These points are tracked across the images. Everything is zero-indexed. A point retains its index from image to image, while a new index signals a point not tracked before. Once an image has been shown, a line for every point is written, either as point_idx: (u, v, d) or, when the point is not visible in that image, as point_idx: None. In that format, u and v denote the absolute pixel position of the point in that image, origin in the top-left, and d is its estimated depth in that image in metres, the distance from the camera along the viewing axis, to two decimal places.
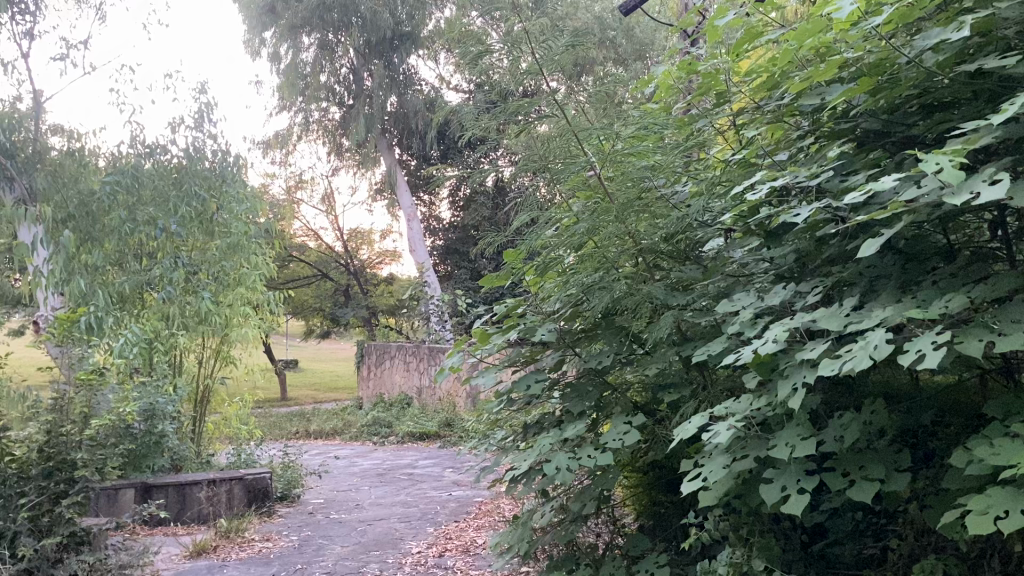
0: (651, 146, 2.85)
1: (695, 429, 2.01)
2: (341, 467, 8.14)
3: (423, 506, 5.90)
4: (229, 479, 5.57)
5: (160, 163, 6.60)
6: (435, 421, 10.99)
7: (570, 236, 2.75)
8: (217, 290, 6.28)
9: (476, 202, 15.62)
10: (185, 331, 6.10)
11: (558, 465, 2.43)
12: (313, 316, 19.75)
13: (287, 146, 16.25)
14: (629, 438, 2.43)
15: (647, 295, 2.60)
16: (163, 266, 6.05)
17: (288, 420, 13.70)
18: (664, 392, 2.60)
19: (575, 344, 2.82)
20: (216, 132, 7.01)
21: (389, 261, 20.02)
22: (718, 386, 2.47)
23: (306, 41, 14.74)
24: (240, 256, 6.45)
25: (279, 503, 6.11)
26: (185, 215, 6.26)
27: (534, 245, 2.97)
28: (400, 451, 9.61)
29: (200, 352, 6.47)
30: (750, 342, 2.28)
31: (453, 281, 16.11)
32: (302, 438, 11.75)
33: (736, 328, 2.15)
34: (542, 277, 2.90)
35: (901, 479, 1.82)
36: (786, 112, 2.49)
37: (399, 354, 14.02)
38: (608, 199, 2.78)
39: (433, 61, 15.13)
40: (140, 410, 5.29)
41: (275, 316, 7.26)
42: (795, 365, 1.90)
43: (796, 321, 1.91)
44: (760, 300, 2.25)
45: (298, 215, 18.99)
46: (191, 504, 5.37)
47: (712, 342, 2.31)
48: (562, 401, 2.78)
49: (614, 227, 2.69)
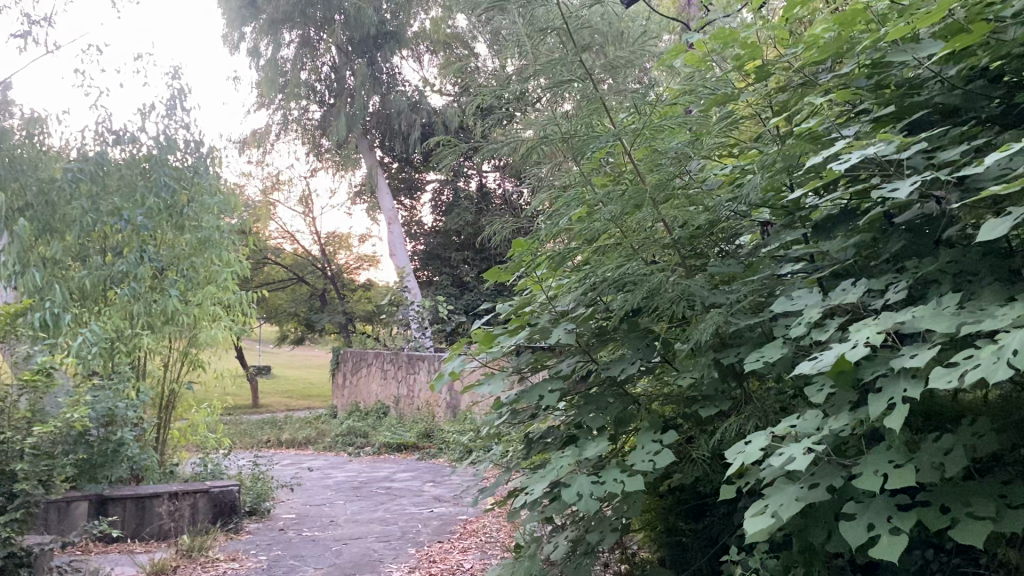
0: (683, 123, 2.50)
1: (757, 451, 1.63)
2: (316, 479, 7.72)
3: (404, 523, 5.49)
4: (193, 492, 5.14)
5: (129, 154, 5.99)
6: (413, 431, 10.54)
7: (591, 224, 2.39)
8: (186, 287, 5.91)
9: (459, 206, 15.29)
10: (149, 332, 5.69)
11: (579, 490, 2.03)
12: (288, 321, 19.20)
13: (264, 145, 15.74)
14: (660, 462, 2.05)
15: (684, 291, 2.22)
16: (128, 260, 5.62)
17: (258, 428, 13.22)
18: (698, 406, 2.24)
19: (593, 350, 2.43)
20: (189, 121, 6.59)
21: (367, 266, 19.59)
22: (766, 401, 2.11)
23: (287, 37, 14.32)
24: (209, 253, 6.07)
25: (248, 518, 5.69)
26: (153, 207, 5.85)
27: (544, 232, 2.57)
28: (375, 462, 9.18)
29: (166, 354, 6.05)
30: (810, 347, 1.93)
31: (433, 287, 15.68)
32: (272, 449, 11.28)
33: (801, 328, 1.80)
34: (555, 272, 2.52)
35: (1020, 520, 1.47)
36: (845, 84, 2.17)
37: (376, 361, 13.58)
38: (637, 180, 2.38)
39: (418, 62, 14.77)
40: (98, 415, 4.86)
41: (248, 318, 6.83)
42: (887, 376, 1.54)
43: (888, 320, 1.56)
44: (824, 299, 1.90)
45: (275, 216, 18.48)
46: (151, 519, 4.93)
47: (765, 348, 1.95)
48: (575, 414, 2.40)
49: (646, 211, 2.31)
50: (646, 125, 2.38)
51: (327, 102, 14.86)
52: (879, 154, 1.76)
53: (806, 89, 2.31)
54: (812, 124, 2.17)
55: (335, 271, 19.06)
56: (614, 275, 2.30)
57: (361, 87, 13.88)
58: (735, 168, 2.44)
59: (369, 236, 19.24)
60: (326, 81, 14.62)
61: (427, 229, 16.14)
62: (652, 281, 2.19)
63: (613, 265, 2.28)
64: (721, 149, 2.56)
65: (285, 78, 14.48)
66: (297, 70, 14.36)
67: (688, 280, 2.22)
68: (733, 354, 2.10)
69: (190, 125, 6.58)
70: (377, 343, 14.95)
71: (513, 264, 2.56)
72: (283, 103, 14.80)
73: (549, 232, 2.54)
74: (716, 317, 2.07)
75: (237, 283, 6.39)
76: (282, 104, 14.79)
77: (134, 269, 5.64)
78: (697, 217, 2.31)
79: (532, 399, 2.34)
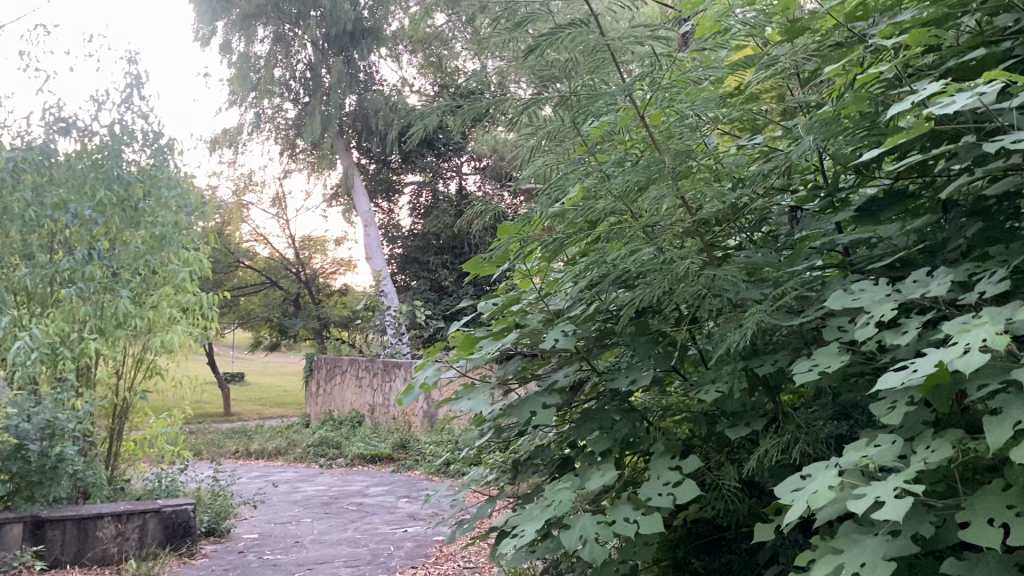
0: (703, 84, 2.08)
1: (826, 492, 1.22)
2: (283, 494, 7.26)
3: (375, 545, 5.06)
4: (142, 513, 4.71)
5: (80, 143, 5.47)
6: (388, 441, 10.07)
7: (594, 204, 1.97)
8: (140, 288, 5.52)
9: (438, 208, 15.00)
10: (98, 336, 5.23)
11: (582, 534, 1.60)
12: (261, 327, 18.66)
13: (235, 145, 15.24)
14: (681, 497, 1.63)
15: (711, 285, 1.81)
16: (74, 257, 5.16)
17: (227, 437, 12.73)
18: (723, 426, 1.83)
19: (593, 356, 2.01)
20: (148, 109, 6.13)
21: (344, 271, 19.11)
22: (810, 420, 1.71)
23: (261, 33, 13.97)
24: (166, 250, 5.65)
25: (205, 539, 5.23)
26: (103, 200, 5.37)
27: (540, 214, 2.15)
28: (348, 475, 8.71)
29: (119, 361, 5.59)
30: (873, 354, 1.53)
31: (410, 292, 15.24)
32: (241, 460, 10.79)
33: (871, 328, 1.40)
34: (549, 261, 2.10)
35: None
36: (905, 31, 1.75)
37: (350, 369, 13.13)
38: (651, 148, 1.95)
39: (396, 62, 14.41)
40: (35, 428, 4.36)
41: (209, 321, 6.38)
42: (1008, 394, 1.14)
43: (1008, 316, 1.16)
44: (892, 292, 1.50)
45: (248, 218, 17.95)
46: (92, 544, 4.48)
47: (818, 355, 1.54)
48: (573, 434, 1.98)
49: (663, 188, 1.89)
50: (661, 83, 1.94)
51: (302, 100, 14.43)
52: (981, 98, 1.34)
53: (844, 49, 1.93)
54: (869, 80, 1.75)
55: (310, 275, 18.53)
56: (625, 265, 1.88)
57: (336, 85, 13.47)
58: (767, 141, 2.03)
59: (345, 239, 18.77)
60: (300, 79, 14.21)
61: (405, 232, 15.70)
62: (673, 271, 1.77)
63: (623, 253, 1.86)
64: (747, 120, 2.13)
65: (259, 75, 14.10)
66: (270, 66, 13.94)
67: (714, 272, 1.81)
68: (771, 364, 1.70)
69: (149, 114, 6.12)
70: (353, 349, 14.48)
71: (497, 253, 2.14)
72: (255, 101, 14.33)
73: (542, 215, 2.12)
74: (754, 319, 1.67)
75: (197, 284, 5.95)
76: (255, 102, 14.32)
77: (82, 266, 5.19)
78: (725, 195, 1.89)
79: (523, 417, 1.90)
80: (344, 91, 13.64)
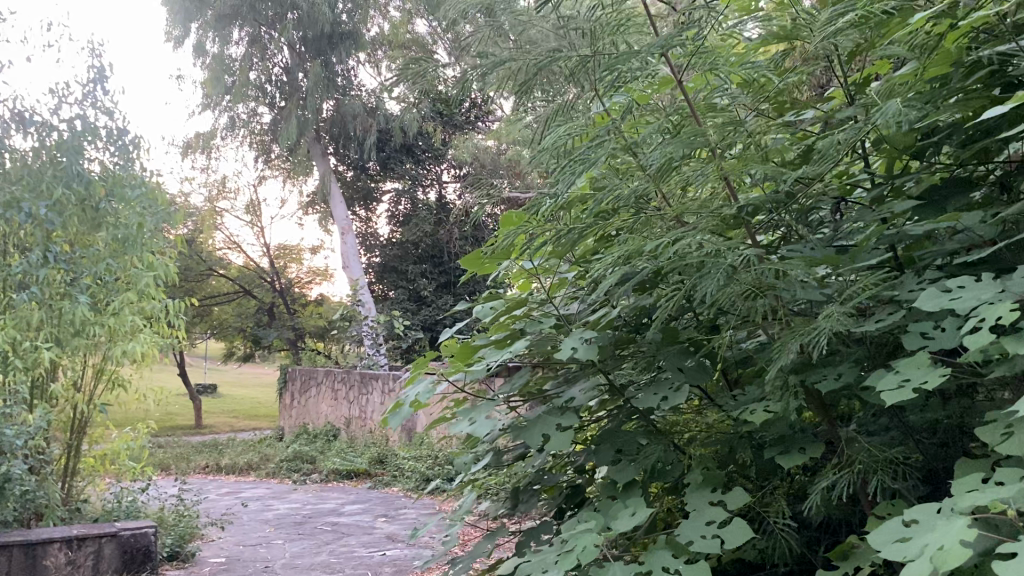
0: (748, 48, 1.77)
1: (957, 544, 0.92)
2: (253, 513, 6.88)
3: (351, 571, 4.72)
4: (98, 538, 4.35)
5: (38, 139, 5.07)
6: (365, 457, 9.70)
7: (620, 190, 1.65)
8: (100, 293, 5.15)
9: (417, 216, 14.72)
10: (52, 346, 4.85)
11: None
12: (234, 337, 18.20)
13: (208, 150, 14.81)
14: (731, 542, 1.34)
15: (762, 284, 1.52)
16: (27, 260, 4.78)
17: (197, 451, 12.25)
18: (771, 451, 1.54)
19: (611, 367, 1.71)
20: (112, 105, 5.74)
21: (321, 280, 18.68)
22: (880, 448, 1.42)
23: (237, 35, 13.63)
24: (129, 255, 5.29)
25: (167, 565, 4.86)
26: (61, 199, 4.99)
27: (545, 204, 1.82)
28: (322, 492, 8.33)
29: (77, 372, 5.21)
30: (978, 362, 1.24)
31: (388, 302, 14.88)
32: (211, 475, 10.37)
33: (988, 330, 1.11)
34: (560, 255, 1.79)
35: None
36: None
37: (326, 381, 12.74)
38: (687, 121, 1.61)
39: (376, 68, 14.13)
40: None
41: (176, 330, 6.00)
42: None
43: None
44: (1001, 289, 1.21)
45: (222, 225, 17.48)
46: (41, 571, 4.08)
47: (909, 368, 1.25)
48: (591, 459, 1.67)
49: (703, 167, 1.57)
50: (700, 42, 1.58)
51: (278, 104, 14.07)
52: None
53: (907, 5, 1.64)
54: (956, 35, 1.44)
55: (284, 285, 18.08)
56: (661, 258, 1.57)
57: (314, 89, 13.13)
58: (819, 116, 1.72)
59: (321, 248, 18.35)
60: (277, 82, 13.86)
61: (384, 241, 15.38)
62: (719, 263, 1.47)
63: (660, 242, 1.55)
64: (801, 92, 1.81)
65: (233, 78, 13.72)
66: (246, 69, 13.59)
67: (763, 267, 1.52)
68: (836, 378, 1.41)
69: (113, 109, 5.73)
70: (328, 361, 14.10)
71: (500, 249, 1.85)
72: (229, 105, 13.93)
73: (553, 203, 1.82)
74: (827, 323, 1.38)
75: (163, 290, 5.57)
76: (229, 105, 13.94)
77: (36, 270, 4.81)
78: (779, 174, 1.58)
79: (533, 440, 1.58)
80: (321, 95, 13.31)
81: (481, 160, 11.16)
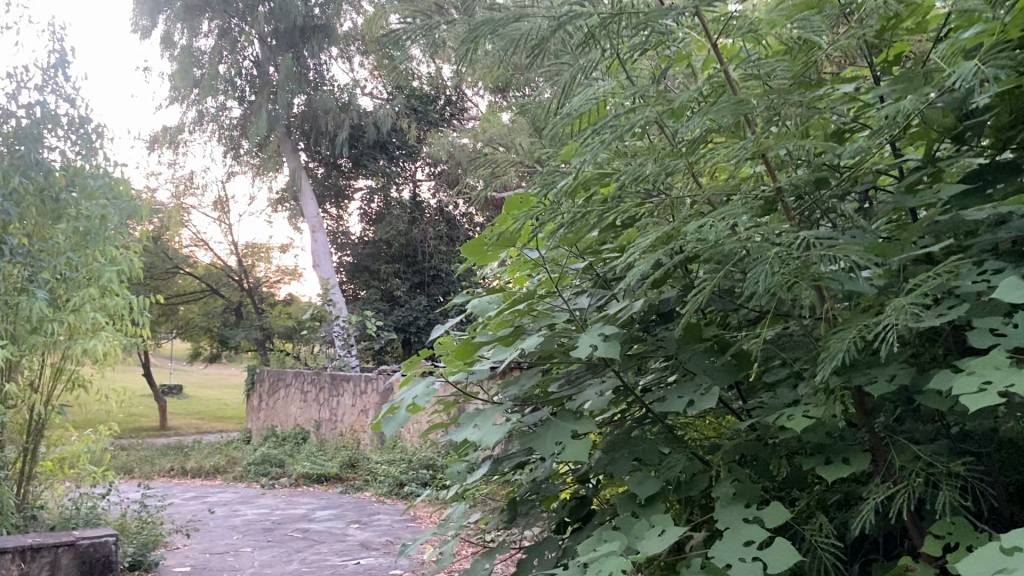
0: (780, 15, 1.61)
1: None
2: (220, 519, 6.63)
3: None
4: (54, 547, 4.09)
5: None
6: (336, 460, 9.48)
7: (643, 168, 1.49)
8: (59, 289, 4.89)
9: (390, 214, 14.51)
10: (7, 343, 4.59)
11: None
12: (201, 337, 17.82)
13: (175, 144, 14.46)
14: (775, 565, 1.17)
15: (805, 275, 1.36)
16: None
17: (161, 454, 11.91)
18: (811, 461, 1.38)
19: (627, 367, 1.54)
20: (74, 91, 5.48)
21: (290, 279, 18.35)
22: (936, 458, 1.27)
23: (206, 27, 13.32)
24: (91, 248, 5.04)
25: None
26: (18, 188, 4.72)
27: (554, 187, 1.64)
28: (292, 497, 8.07)
29: (35, 371, 4.94)
30: None
31: (360, 301, 14.64)
32: (176, 479, 10.06)
33: None
34: (572, 241, 1.62)
35: None
36: None
37: (295, 381, 12.47)
38: (723, 91, 1.45)
39: (349, 63, 13.90)
40: None
41: (140, 327, 5.74)
42: None
43: None
44: None
45: (189, 222, 17.10)
46: None
47: (985, 368, 1.10)
48: (604, 470, 1.49)
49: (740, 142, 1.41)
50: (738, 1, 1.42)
51: (248, 99, 13.76)
52: None
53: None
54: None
55: (253, 284, 17.74)
56: (693, 243, 1.40)
57: (285, 83, 12.87)
58: (856, 90, 1.57)
59: (290, 247, 18.04)
60: (247, 76, 13.52)
61: (355, 239, 15.13)
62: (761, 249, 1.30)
63: (694, 225, 1.38)
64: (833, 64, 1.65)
65: (202, 71, 13.41)
66: (215, 62, 13.27)
67: (807, 256, 1.36)
68: (891, 379, 1.25)
69: (75, 96, 5.48)
70: (297, 361, 13.81)
71: (504, 236, 1.67)
72: (197, 98, 13.60)
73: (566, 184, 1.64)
74: (886, 317, 1.22)
75: (127, 285, 5.33)
76: (197, 99, 13.61)
77: None
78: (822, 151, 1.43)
79: (544, 448, 1.41)
80: (293, 90, 13.05)
81: (456, 157, 10.96)
